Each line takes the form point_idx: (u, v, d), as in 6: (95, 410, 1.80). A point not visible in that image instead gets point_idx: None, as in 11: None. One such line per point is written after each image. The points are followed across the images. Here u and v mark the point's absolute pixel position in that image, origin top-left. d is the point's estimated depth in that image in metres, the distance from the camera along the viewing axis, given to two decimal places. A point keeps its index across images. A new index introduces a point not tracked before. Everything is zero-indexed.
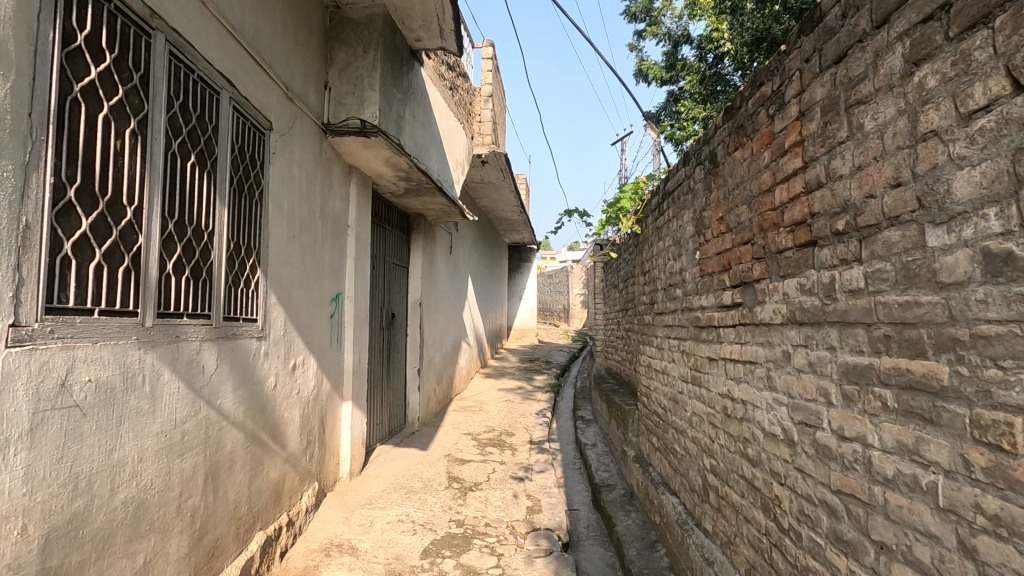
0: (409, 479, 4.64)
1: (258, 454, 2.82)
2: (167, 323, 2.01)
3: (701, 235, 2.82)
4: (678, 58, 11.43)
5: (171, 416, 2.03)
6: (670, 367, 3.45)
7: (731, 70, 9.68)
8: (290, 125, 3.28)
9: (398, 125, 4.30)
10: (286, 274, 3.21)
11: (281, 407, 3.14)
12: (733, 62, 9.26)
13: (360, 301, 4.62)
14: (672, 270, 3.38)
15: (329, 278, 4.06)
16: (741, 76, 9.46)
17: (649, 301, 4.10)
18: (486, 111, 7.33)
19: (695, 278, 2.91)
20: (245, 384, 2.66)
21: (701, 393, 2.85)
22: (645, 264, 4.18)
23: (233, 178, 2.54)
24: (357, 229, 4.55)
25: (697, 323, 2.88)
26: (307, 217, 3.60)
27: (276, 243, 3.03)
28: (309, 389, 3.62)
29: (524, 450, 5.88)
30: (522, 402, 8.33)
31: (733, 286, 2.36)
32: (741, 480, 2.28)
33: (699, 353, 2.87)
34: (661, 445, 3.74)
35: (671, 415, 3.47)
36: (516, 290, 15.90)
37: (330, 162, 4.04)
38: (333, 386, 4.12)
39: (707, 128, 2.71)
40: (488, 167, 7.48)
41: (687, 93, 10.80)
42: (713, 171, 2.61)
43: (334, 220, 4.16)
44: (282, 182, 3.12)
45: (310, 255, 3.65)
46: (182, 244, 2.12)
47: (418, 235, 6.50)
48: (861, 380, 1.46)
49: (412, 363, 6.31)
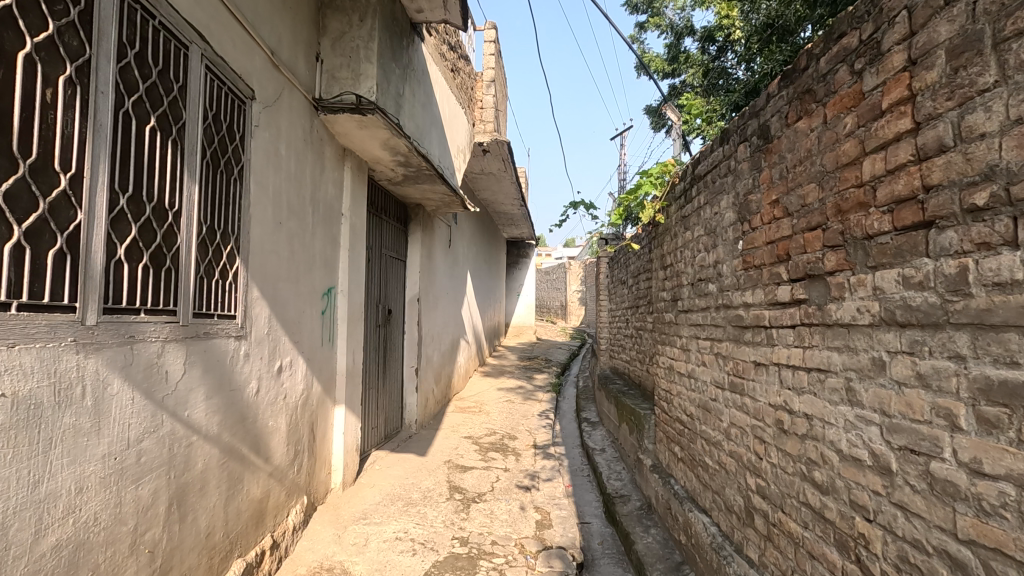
0: (407, 489, 4.28)
1: (237, 471, 2.46)
2: (117, 319, 1.64)
3: (745, 222, 2.47)
4: (681, 50, 11.11)
5: (122, 434, 1.66)
6: (700, 370, 3.11)
7: (736, 62, 9.37)
8: (276, 97, 2.90)
9: (397, 104, 3.93)
10: (272, 266, 2.84)
11: (265, 414, 2.78)
12: (741, 52, 8.95)
13: (354, 296, 4.25)
14: (704, 263, 3.03)
15: (320, 270, 3.69)
16: (746, 68, 9.16)
17: (671, 298, 3.76)
18: (488, 97, 6.96)
19: (737, 272, 2.56)
20: (220, 390, 2.29)
21: (743, 402, 2.51)
22: (666, 257, 3.82)
23: (206, 151, 2.16)
24: (351, 218, 4.18)
25: (739, 323, 2.54)
26: (296, 202, 3.22)
27: (258, 229, 2.65)
28: (297, 394, 3.27)
29: (529, 456, 5.53)
30: (522, 403, 7.96)
31: (793, 279, 2.02)
32: (802, 507, 1.94)
33: (741, 357, 2.53)
34: (686, 457, 3.40)
35: (700, 424, 3.13)
36: (515, 286, 15.53)
37: (321, 142, 3.66)
38: (324, 389, 3.75)
39: (755, 98, 2.36)
40: (489, 157, 7.10)
41: (690, 86, 10.48)
42: (765, 147, 2.26)
43: (326, 208, 3.77)
44: (266, 160, 2.74)
45: (300, 244, 3.29)
46: (138, 225, 1.75)
47: (417, 226, 6.13)
48: (1012, 402, 1.12)
49: (409, 363, 5.94)
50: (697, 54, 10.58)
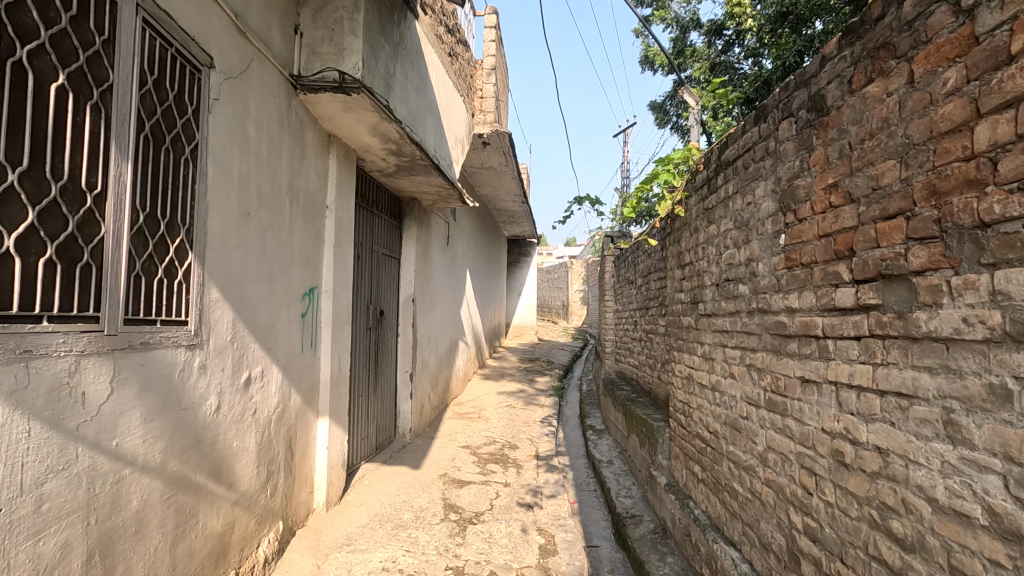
0: (397, 509, 3.92)
1: (190, 503, 2.09)
2: (2, 330, 1.30)
3: (789, 212, 2.10)
4: (687, 44, 10.77)
5: (13, 479, 1.32)
6: (728, 383, 2.74)
7: (744, 55, 9.01)
8: (245, 69, 2.53)
9: (387, 84, 3.57)
10: (237, 262, 2.47)
11: (228, 434, 2.41)
12: (753, 44, 8.58)
13: (339, 297, 3.88)
14: (733, 260, 2.65)
15: (300, 268, 3.32)
16: (753, 63, 8.79)
17: (690, 300, 3.39)
18: (489, 85, 6.60)
19: (778, 271, 2.19)
20: (166, 411, 1.92)
21: (785, 424, 2.14)
22: (685, 255, 3.45)
23: (143, 122, 1.80)
24: (337, 211, 3.81)
25: (780, 331, 2.16)
26: (270, 191, 2.85)
27: (218, 219, 2.28)
28: (271, 408, 2.90)
29: (531, 468, 5.16)
30: (523, 408, 7.58)
31: (859, 280, 1.65)
32: (873, 564, 1.57)
33: (782, 370, 2.15)
34: (709, 479, 3.02)
35: (726, 443, 2.76)
36: (515, 286, 15.16)
37: (301, 126, 3.29)
38: (304, 400, 3.39)
39: (803, 65, 1.99)
40: (489, 150, 6.72)
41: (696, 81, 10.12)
42: (818, 121, 1.89)
43: (306, 199, 3.40)
44: (229, 139, 2.37)
45: (275, 237, 2.92)
46: (40, 210, 1.39)
47: (412, 222, 5.76)
48: None
49: (403, 367, 5.57)
50: (704, 48, 10.24)
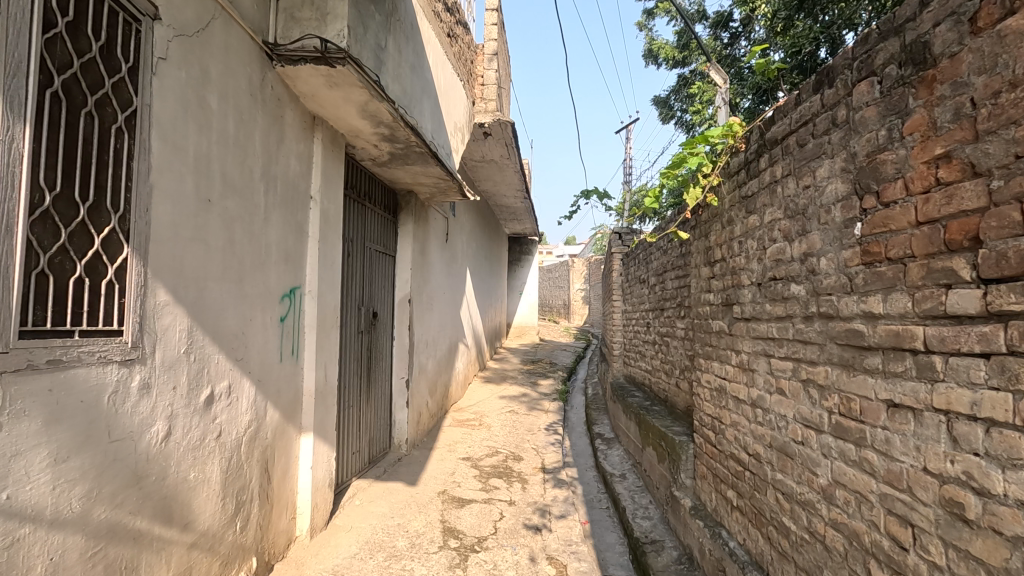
0: (392, 535, 3.52)
1: (126, 558, 1.69)
2: None
3: (867, 195, 1.70)
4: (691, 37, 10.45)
5: None
6: (775, 399, 2.34)
7: (749, 50, 8.64)
8: (204, 28, 2.12)
9: (378, 58, 3.15)
10: (194, 258, 2.07)
11: (184, 465, 2.01)
12: (759, 36, 8.25)
13: (325, 297, 3.46)
14: (783, 256, 2.26)
15: (278, 266, 2.91)
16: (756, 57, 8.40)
17: (721, 301, 2.99)
18: (490, 71, 6.19)
19: (850, 269, 1.79)
20: (92, 445, 1.54)
21: (860, 455, 1.74)
22: (715, 250, 3.04)
23: (48, 77, 1.41)
24: (321, 202, 3.40)
25: (855, 341, 1.77)
26: (240, 175, 2.45)
27: (166, 206, 1.87)
28: (242, 428, 2.49)
29: (538, 483, 4.77)
30: (527, 415, 7.16)
31: (991, 278, 1.26)
32: None
33: (857, 389, 1.76)
34: (748, 508, 2.62)
35: (773, 470, 2.36)
36: (516, 285, 14.78)
37: (280, 103, 2.88)
38: (283, 416, 2.98)
39: (892, 10, 1.59)
40: (490, 141, 6.31)
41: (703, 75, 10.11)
42: (918, 77, 1.48)
43: (286, 188, 3.00)
44: (182, 109, 1.96)
45: (245, 230, 2.51)
46: None
47: (408, 216, 5.35)
48: None
49: (399, 373, 5.17)
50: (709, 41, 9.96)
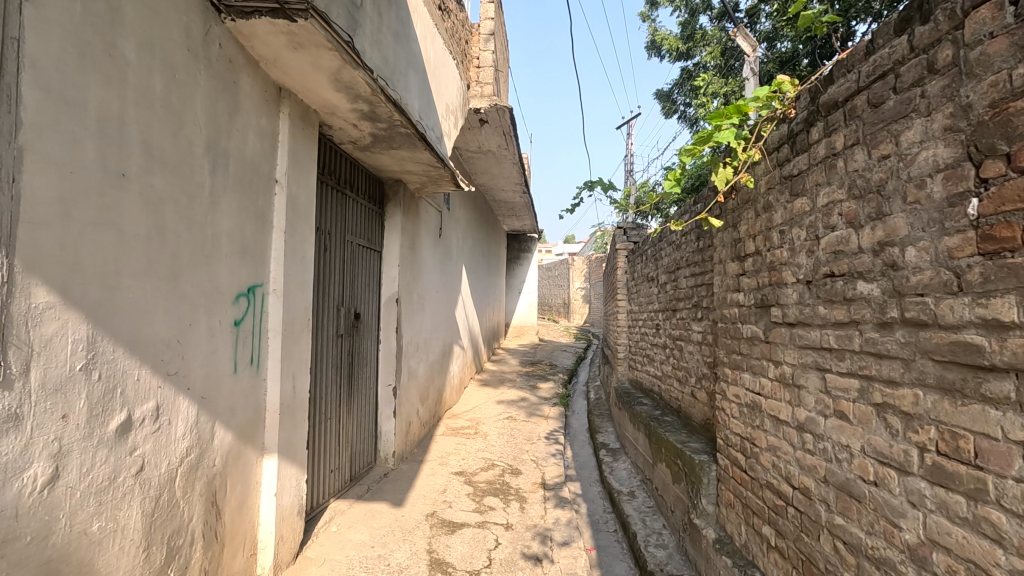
0: (371, 570, 3.07)
1: None
2: None
3: (993, 160, 1.24)
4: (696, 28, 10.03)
5: None
6: (832, 423, 1.89)
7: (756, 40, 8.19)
8: None
9: (350, 17, 2.69)
10: (99, 247, 1.61)
11: (82, 516, 1.56)
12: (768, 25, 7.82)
13: (292, 297, 3.00)
14: (846, 246, 1.80)
15: (231, 259, 2.46)
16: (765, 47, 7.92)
17: (755, 301, 2.54)
18: (486, 53, 5.78)
19: (959, 261, 1.34)
20: None
21: (976, 511, 1.29)
22: (747, 242, 2.59)
23: None
24: (289, 187, 2.94)
25: (968, 358, 1.32)
26: (174, 147, 1.99)
27: (46, 178, 1.41)
28: (177, 458, 2.04)
29: (537, 502, 4.31)
30: (526, 422, 6.71)
31: None
32: None
33: (970, 421, 1.31)
34: (792, 552, 2.17)
35: (829, 511, 1.90)
36: (515, 283, 14.35)
37: (232, 67, 2.42)
38: (238, 438, 2.52)
39: None
40: (487, 129, 5.84)
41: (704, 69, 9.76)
42: None
43: (242, 168, 2.54)
44: (76, 53, 1.51)
45: (183, 216, 2.06)
46: None
47: (396, 208, 4.89)
48: None
49: (386, 379, 4.71)
50: (714, 32, 9.64)
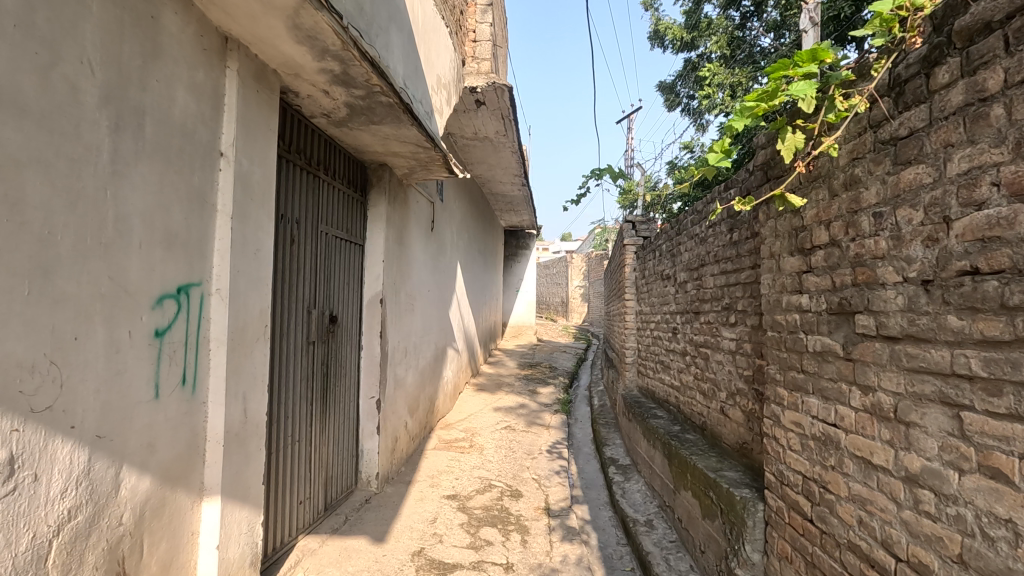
0: None
1: None
2: None
3: None
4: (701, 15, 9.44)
5: None
6: (978, 480, 1.33)
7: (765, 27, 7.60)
8: None
9: None
10: None
11: None
12: None
13: (241, 300, 2.41)
14: (1008, 231, 1.25)
15: (151, 250, 1.88)
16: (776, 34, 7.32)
17: (829, 304, 1.97)
18: (484, 26, 5.19)
19: None
20: None
21: None
22: (818, 231, 2.02)
23: None
24: (237, 162, 2.35)
25: None
26: (43, 91, 1.43)
27: None
28: (49, 524, 1.47)
29: (541, 533, 3.74)
30: (526, 433, 6.15)
31: None
32: None
33: None
34: None
35: None
36: (514, 282, 13.80)
37: None
38: (162, 483, 1.94)
39: None
40: (484, 111, 5.27)
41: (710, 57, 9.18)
42: None
43: (169, 131, 1.96)
44: None
45: (60, 187, 1.48)
46: None
47: (380, 195, 4.30)
48: None
49: (368, 391, 4.13)
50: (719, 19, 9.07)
